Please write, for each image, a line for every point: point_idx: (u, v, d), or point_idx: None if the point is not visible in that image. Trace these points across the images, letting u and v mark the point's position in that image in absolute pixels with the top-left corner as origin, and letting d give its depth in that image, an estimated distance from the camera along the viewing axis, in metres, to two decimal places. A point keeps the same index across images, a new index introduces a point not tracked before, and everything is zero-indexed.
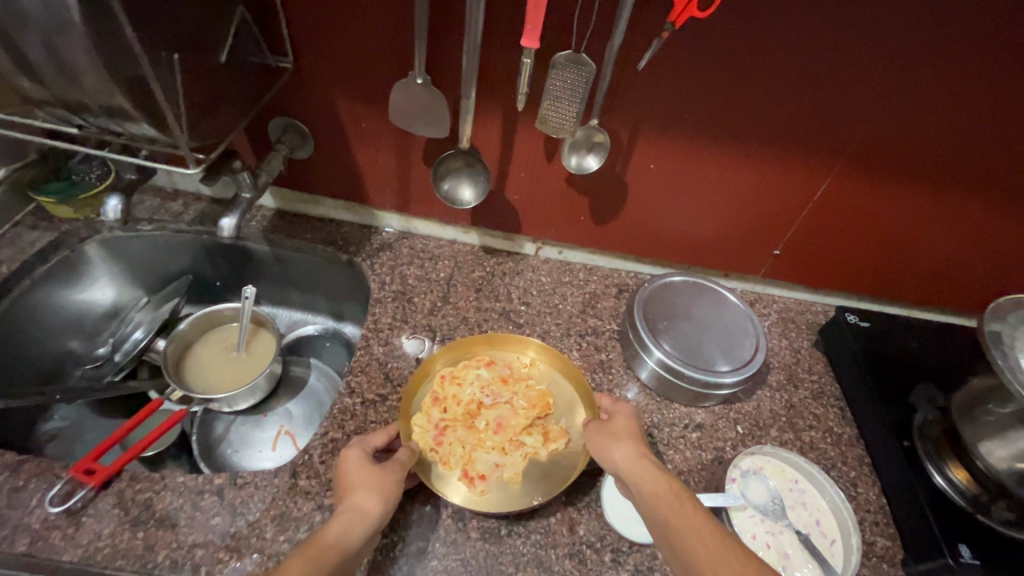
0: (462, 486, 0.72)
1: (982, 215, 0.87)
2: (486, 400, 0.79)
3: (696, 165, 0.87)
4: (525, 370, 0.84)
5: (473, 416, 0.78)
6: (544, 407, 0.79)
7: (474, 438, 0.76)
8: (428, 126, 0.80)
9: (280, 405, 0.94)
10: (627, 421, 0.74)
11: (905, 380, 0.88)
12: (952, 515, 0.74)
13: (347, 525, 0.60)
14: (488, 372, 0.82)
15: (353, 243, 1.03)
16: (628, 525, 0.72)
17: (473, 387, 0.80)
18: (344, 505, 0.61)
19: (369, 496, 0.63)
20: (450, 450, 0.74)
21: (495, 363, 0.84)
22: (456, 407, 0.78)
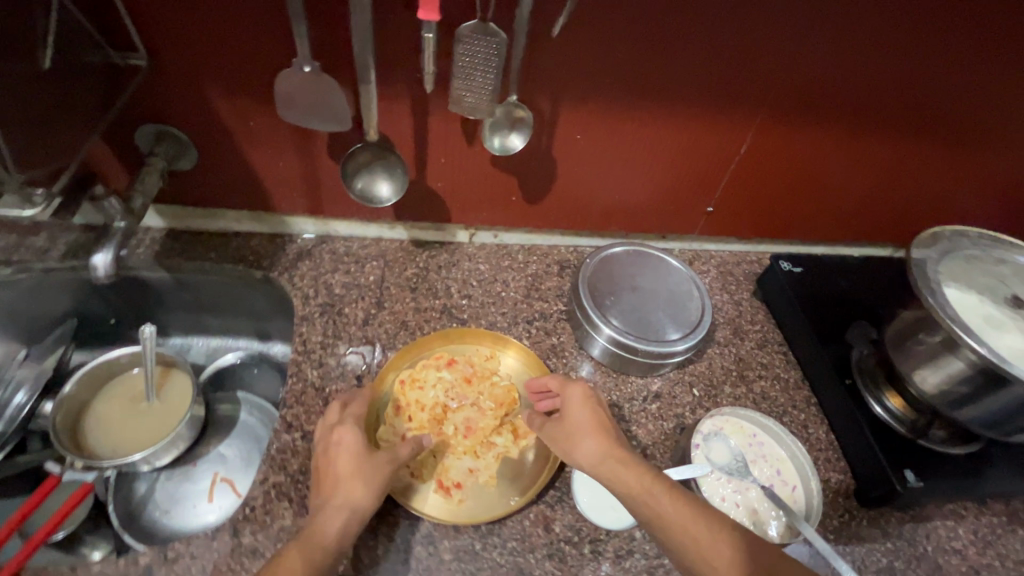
0: (438, 497, 0.70)
1: (895, 152, 0.90)
2: (451, 402, 0.78)
3: (626, 131, 0.83)
4: (487, 367, 0.82)
5: (441, 422, 0.76)
6: (511, 403, 0.77)
7: (444, 446, 0.74)
8: (326, 122, 0.70)
9: (211, 449, 0.84)
10: (579, 412, 0.69)
11: (840, 322, 0.90)
12: (896, 443, 0.78)
13: (346, 522, 0.61)
14: (450, 373, 0.80)
15: (266, 257, 0.92)
16: (603, 514, 0.70)
17: (435, 390, 0.78)
18: (338, 501, 0.62)
19: (360, 488, 0.63)
20: (421, 461, 0.72)
21: (456, 362, 0.82)
22: (421, 413, 0.76)
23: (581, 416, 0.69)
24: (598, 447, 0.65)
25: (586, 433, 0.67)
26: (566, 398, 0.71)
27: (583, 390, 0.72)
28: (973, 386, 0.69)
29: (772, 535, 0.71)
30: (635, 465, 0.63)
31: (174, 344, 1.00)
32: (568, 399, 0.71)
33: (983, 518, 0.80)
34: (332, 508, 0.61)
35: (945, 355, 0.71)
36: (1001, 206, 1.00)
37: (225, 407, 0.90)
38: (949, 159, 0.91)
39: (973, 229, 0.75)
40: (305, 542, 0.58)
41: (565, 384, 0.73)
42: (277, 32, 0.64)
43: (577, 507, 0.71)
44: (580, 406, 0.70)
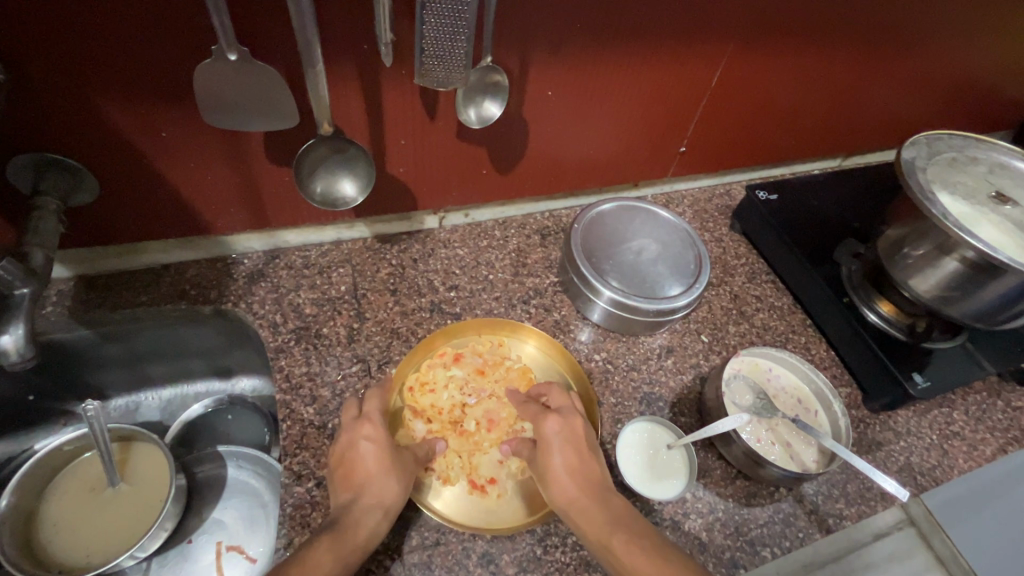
0: (474, 498, 0.66)
1: (846, 60, 0.90)
2: (468, 399, 0.72)
3: (596, 80, 0.76)
4: (496, 355, 0.76)
5: (461, 422, 0.70)
6: (528, 385, 0.74)
7: (470, 445, 0.69)
8: (269, 120, 0.59)
9: (206, 517, 0.74)
10: (558, 454, 0.62)
11: (829, 242, 0.92)
12: (899, 350, 0.81)
13: (375, 525, 0.57)
14: (461, 369, 0.74)
15: (213, 288, 0.78)
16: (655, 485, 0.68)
17: (449, 390, 0.72)
18: (369, 499, 0.58)
19: (394, 487, 0.60)
20: (447, 464, 0.67)
21: (463, 355, 0.75)
22: (440, 416, 0.70)
23: (578, 460, 0.62)
24: (566, 495, 0.60)
25: (560, 474, 0.61)
26: (539, 428, 0.65)
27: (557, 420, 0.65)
28: (968, 281, 0.71)
29: (811, 464, 0.72)
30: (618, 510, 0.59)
31: (118, 405, 0.85)
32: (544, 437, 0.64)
33: (970, 397, 0.87)
34: (362, 508, 0.58)
35: (937, 257, 0.73)
36: (927, 101, 1.07)
37: (207, 467, 0.78)
38: (889, 60, 0.94)
39: (947, 133, 0.77)
40: (335, 538, 0.55)
41: (539, 416, 0.66)
42: (181, 8, 0.52)
43: (629, 486, 0.68)
44: (556, 445, 0.63)
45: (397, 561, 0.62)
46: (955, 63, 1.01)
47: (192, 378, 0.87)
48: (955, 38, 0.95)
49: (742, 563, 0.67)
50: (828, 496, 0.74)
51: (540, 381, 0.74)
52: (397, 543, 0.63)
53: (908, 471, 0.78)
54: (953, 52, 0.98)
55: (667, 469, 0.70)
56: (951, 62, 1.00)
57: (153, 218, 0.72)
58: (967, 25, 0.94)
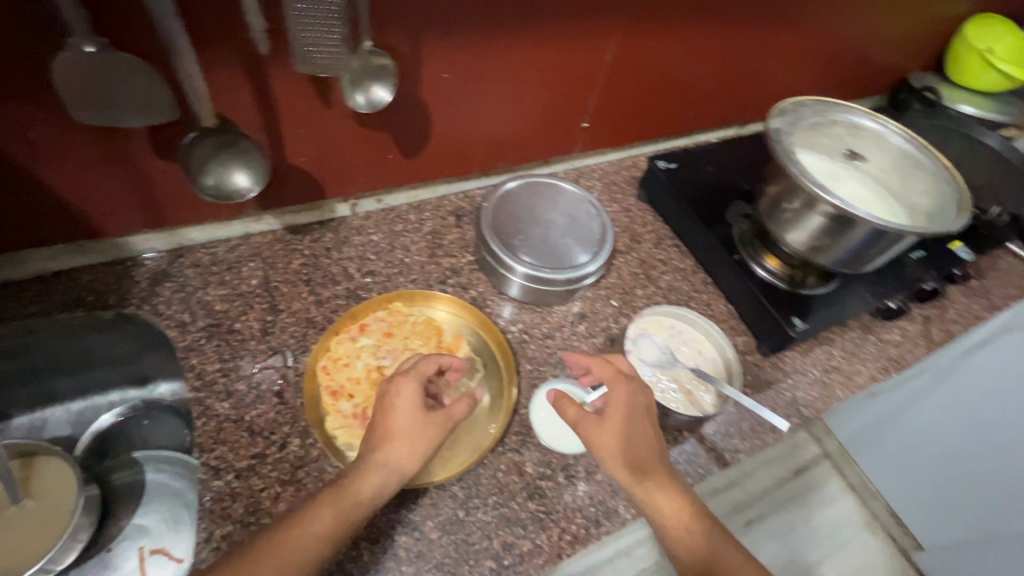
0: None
1: (728, 34, 0.97)
2: (384, 361, 0.75)
3: (490, 62, 0.78)
4: (402, 314, 0.80)
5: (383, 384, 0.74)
6: (436, 331, 0.79)
7: None
8: (146, 112, 0.57)
9: (126, 525, 0.77)
10: (626, 419, 0.65)
11: (720, 204, 0.99)
12: (782, 298, 0.90)
13: (384, 483, 0.59)
14: (368, 337, 0.77)
15: (113, 292, 0.76)
16: (562, 441, 0.74)
17: (363, 359, 0.75)
18: (379, 457, 0.60)
19: (408, 455, 0.60)
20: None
21: (367, 325, 0.78)
22: (359, 383, 0.73)
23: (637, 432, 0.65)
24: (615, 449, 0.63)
25: (616, 435, 0.63)
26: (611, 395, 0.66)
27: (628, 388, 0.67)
28: (832, 233, 0.79)
29: (708, 406, 0.80)
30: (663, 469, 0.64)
31: (21, 423, 0.81)
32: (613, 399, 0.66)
33: (847, 336, 0.98)
34: (372, 462, 0.59)
35: (806, 213, 0.80)
36: (806, 69, 1.16)
37: (128, 475, 0.82)
38: (768, 32, 1.01)
39: (813, 98, 0.82)
40: (336, 497, 0.57)
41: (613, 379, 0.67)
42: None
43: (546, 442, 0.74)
44: (623, 409, 0.65)
45: None
46: (827, 33, 1.10)
47: (105, 389, 0.84)
48: (824, 10, 1.04)
49: None
50: (725, 434, 0.81)
51: (443, 329, 0.80)
52: None
53: (794, 405, 0.87)
54: (823, 23, 1.07)
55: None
56: (822, 32, 1.09)
57: (36, 223, 0.69)
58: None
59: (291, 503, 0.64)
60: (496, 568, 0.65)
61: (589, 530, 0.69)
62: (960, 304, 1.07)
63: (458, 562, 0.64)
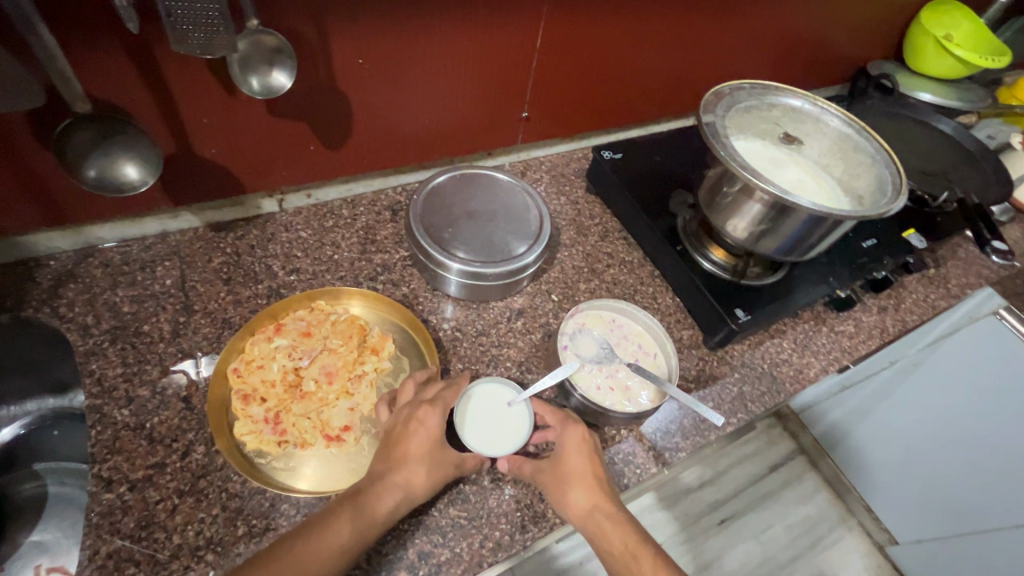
0: (333, 453, 0.66)
1: (670, 18, 0.94)
2: (301, 362, 0.72)
3: (410, 47, 0.75)
4: (325, 313, 0.76)
5: (299, 386, 0.70)
6: (360, 330, 0.75)
7: (316, 403, 0.69)
8: (13, 100, 0.54)
9: (23, 542, 0.79)
10: (575, 460, 0.64)
11: (666, 194, 0.96)
12: (727, 289, 0.87)
13: (398, 505, 0.58)
14: (285, 338, 0.73)
15: (11, 294, 0.71)
16: (486, 443, 0.67)
17: (278, 360, 0.71)
18: (397, 478, 0.59)
19: (423, 478, 0.60)
20: (298, 430, 0.67)
21: (285, 324, 0.74)
22: (273, 386, 0.69)
23: (575, 461, 0.64)
24: (588, 491, 0.62)
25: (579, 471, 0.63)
26: (562, 439, 0.66)
27: (581, 434, 0.66)
28: (771, 219, 0.76)
29: (646, 403, 0.76)
30: (594, 487, 0.63)
31: None
32: (564, 442, 0.66)
33: (798, 328, 0.95)
34: (388, 484, 0.59)
35: (745, 199, 0.77)
36: (757, 56, 1.14)
37: (30, 486, 0.82)
38: (712, 16, 0.98)
39: (749, 82, 0.80)
40: (359, 510, 0.56)
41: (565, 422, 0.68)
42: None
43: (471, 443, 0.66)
44: (573, 450, 0.65)
45: (220, 554, 0.59)
46: (776, 18, 1.07)
47: (18, 399, 0.78)
48: None
49: None
50: (665, 432, 0.78)
51: (367, 328, 0.76)
52: (221, 536, 0.60)
53: (740, 400, 0.84)
54: (771, 8, 1.04)
55: (505, 428, 0.68)
56: (771, 18, 1.06)
57: None
58: None
59: (188, 515, 0.60)
60: None
61: (514, 536, 0.65)
62: (917, 293, 1.04)
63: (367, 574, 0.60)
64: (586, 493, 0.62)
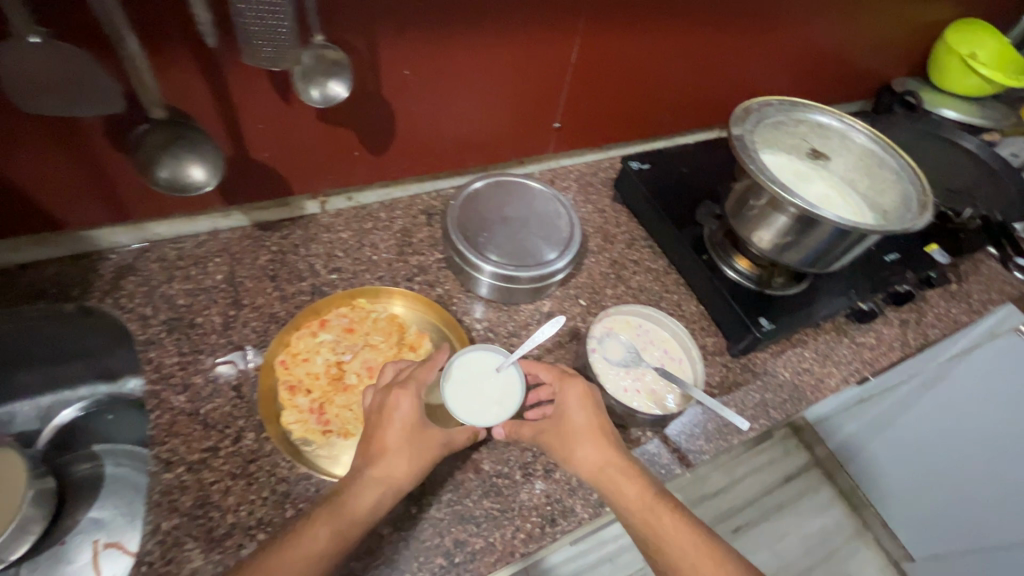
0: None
1: (699, 35, 0.97)
2: (343, 357, 0.76)
3: (453, 61, 0.79)
4: (365, 310, 0.80)
5: (341, 380, 0.74)
6: (399, 328, 0.79)
7: (357, 395, 0.73)
8: (96, 105, 0.58)
9: (82, 519, 0.81)
10: (577, 415, 0.67)
11: (692, 205, 0.99)
12: (751, 298, 0.89)
13: (381, 501, 0.59)
14: (329, 333, 0.77)
15: (77, 285, 0.76)
16: (478, 414, 0.66)
17: (323, 354, 0.75)
18: (377, 474, 0.60)
19: (405, 469, 0.61)
20: (342, 420, 0.71)
21: (329, 320, 0.78)
22: (318, 379, 0.73)
23: (579, 418, 0.67)
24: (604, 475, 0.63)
25: (583, 436, 0.66)
26: (562, 396, 0.69)
27: (581, 387, 0.69)
28: (797, 232, 0.78)
29: (672, 407, 0.79)
30: (601, 441, 0.66)
31: None
32: (564, 399, 0.69)
33: (820, 338, 0.97)
34: (369, 480, 0.60)
35: (772, 212, 0.80)
36: (783, 71, 1.16)
37: (86, 467, 0.86)
38: (740, 33, 1.01)
39: (778, 98, 0.83)
40: (334, 516, 0.57)
41: (563, 378, 0.70)
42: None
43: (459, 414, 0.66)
44: (576, 408, 0.68)
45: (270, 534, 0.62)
46: (803, 35, 1.10)
47: (73, 384, 0.84)
48: (799, 12, 1.03)
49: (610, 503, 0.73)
50: (689, 435, 0.81)
51: (406, 327, 0.80)
52: (271, 517, 0.63)
53: (763, 406, 0.86)
54: (798, 26, 1.07)
55: (497, 396, 0.68)
56: (797, 35, 1.09)
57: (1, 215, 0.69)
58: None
59: (240, 496, 0.64)
60: (446, 566, 0.64)
61: (545, 529, 0.68)
62: (939, 308, 1.05)
63: (407, 558, 0.64)
64: (595, 449, 0.65)
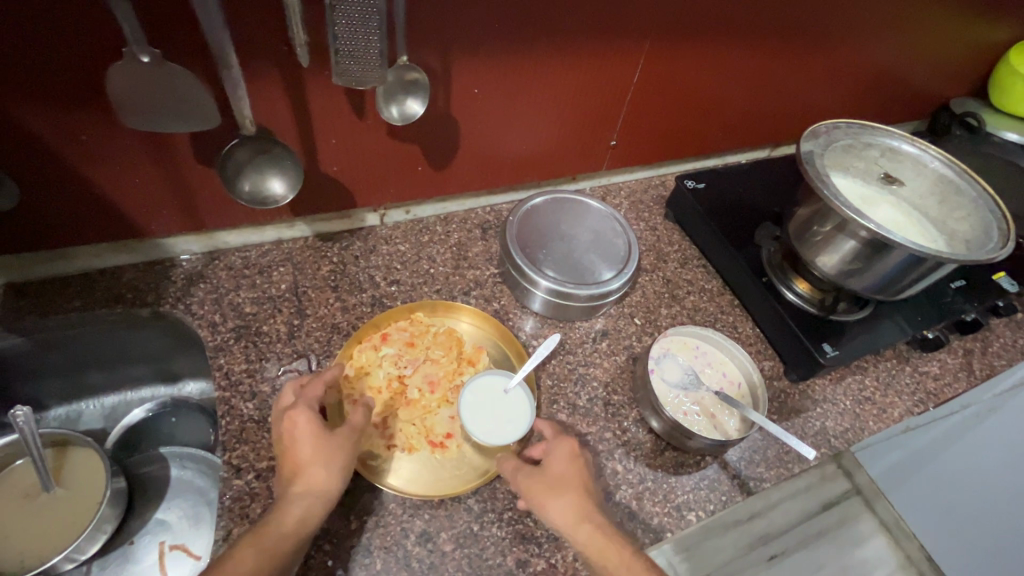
0: (437, 458, 0.70)
1: (760, 56, 0.96)
2: (405, 371, 0.75)
3: (521, 80, 0.80)
4: (423, 324, 0.81)
5: (403, 394, 0.74)
6: (457, 343, 0.79)
7: (419, 410, 0.73)
8: (190, 122, 0.60)
9: (148, 519, 0.82)
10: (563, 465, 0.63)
11: (749, 226, 0.98)
12: (813, 323, 0.87)
13: (309, 511, 0.57)
14: (391, 347, 0.77)
15: (151, 291, 0.78)
16: (498, 434, 0.68)
17: (384, 368, 0.75)
18: (296, 488, 0.58)
19: (325, 475, 0.59)
20: (406, 435, 0.71)
21: (390, 334, 0.78)
22: (380, 392, 0.73)
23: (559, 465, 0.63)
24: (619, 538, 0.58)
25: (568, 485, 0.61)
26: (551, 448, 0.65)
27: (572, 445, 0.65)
28: (865, 258, 0.77)
29: (733, 432, 0.78)
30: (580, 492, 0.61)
31: (58, 414, 0.85)
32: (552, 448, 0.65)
33: (881, 365, 0.94)
34: (294, 495, 0.57)
35: (838, 237, 0.78)
36: (841, 91, 1.15)
37: (152, 468, 0.87)
38: (801, 54, 1.00)
39: (845, 121, 0.82)
40: (259, 535, 0.54)
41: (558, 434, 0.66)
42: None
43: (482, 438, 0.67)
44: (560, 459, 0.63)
45: (336, 545, 0.63)
46: (863, 55, 1.08)
47: (138, 385, 0.88)
48: (863, 31, 1.02)
49: (669, 528, 0.72)
50: (749, 461, 0.79)
51: (465, 343, 0.80)
52: (337, 528, 0.65)
53: (824, 434, 0.84)
54: (859, 46, 1.05)
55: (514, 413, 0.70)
56: (858, 55, 1.07)
57: (85, 223, 0.72)
58: (871, 20, 1.00)
59: None
60: None
61: None
62: (1005, 338, 1.02)
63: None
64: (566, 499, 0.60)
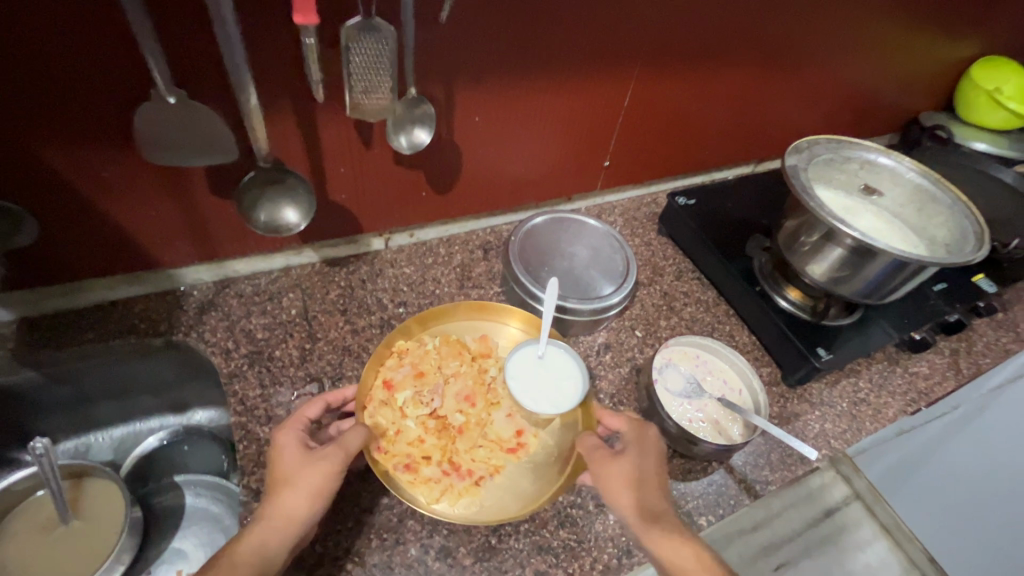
0: (526, 460, 0.71)
1: (740, 79, 1.02)
2: (433, 404, 0.73)
3: (519, 107, 0.84)
4: (416, 346, 0.77)
5: (448, 427, 0.72)
6: (456, 345, 0.78)
7: (476, 428, 0.72)
8: (210, 156, 0.63)
9: (165, 549, 0.82)
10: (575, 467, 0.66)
11: (740, 239, 1.02)
12: (807, 329, 0.91)
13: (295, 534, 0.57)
14: (404, 389, 0.73)
15: (164, 320, 0.80)
16: (565, 397, 0.69)
17: (412, 417, 0.71)
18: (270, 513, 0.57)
19: (301, 502, 0.58)
20: (484, 459, 0.70)
21: (392, 379, 0.74)
22: (424, 440, 0.70)
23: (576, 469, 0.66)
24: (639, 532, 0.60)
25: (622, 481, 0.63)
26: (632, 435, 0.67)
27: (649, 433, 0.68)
28: (852, 264, 0.81)
29: (737, 437, 0.80)
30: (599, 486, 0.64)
31: (67, 448, 0.86)
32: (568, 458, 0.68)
33: (873, 367, 0.98)
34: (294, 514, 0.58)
35: (826, 245, 0.82)
36: (817, 109, 1.21)
37: (164, 498, 0.87)
38: (778, 75, 1.06)
39: (827, 136, 0.85)
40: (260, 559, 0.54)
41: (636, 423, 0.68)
42: (113, 40, 0.54)
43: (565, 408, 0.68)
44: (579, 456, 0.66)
45: (357, 564, 0.64)
46: (836, 74, 1.14)
47: (145, 416, 0.89)
48: (835, 53, 1.09)
49: None
50: (755, 465, 0.82)
51: (471, 341, 0.79)
52: (357, 546, 0.65)
53: (824, 436, 0.87)
54: (832, 67, 1.12)
55: (562, 369, 0.72)
56: (831, 75, 1.14)
57: (101, 255, 0.74)
58: (842, 43, 1.07)
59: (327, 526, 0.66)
60: None
61: (621, 560, 0.68)
62: (988, 337, 1.07)
63: None
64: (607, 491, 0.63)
